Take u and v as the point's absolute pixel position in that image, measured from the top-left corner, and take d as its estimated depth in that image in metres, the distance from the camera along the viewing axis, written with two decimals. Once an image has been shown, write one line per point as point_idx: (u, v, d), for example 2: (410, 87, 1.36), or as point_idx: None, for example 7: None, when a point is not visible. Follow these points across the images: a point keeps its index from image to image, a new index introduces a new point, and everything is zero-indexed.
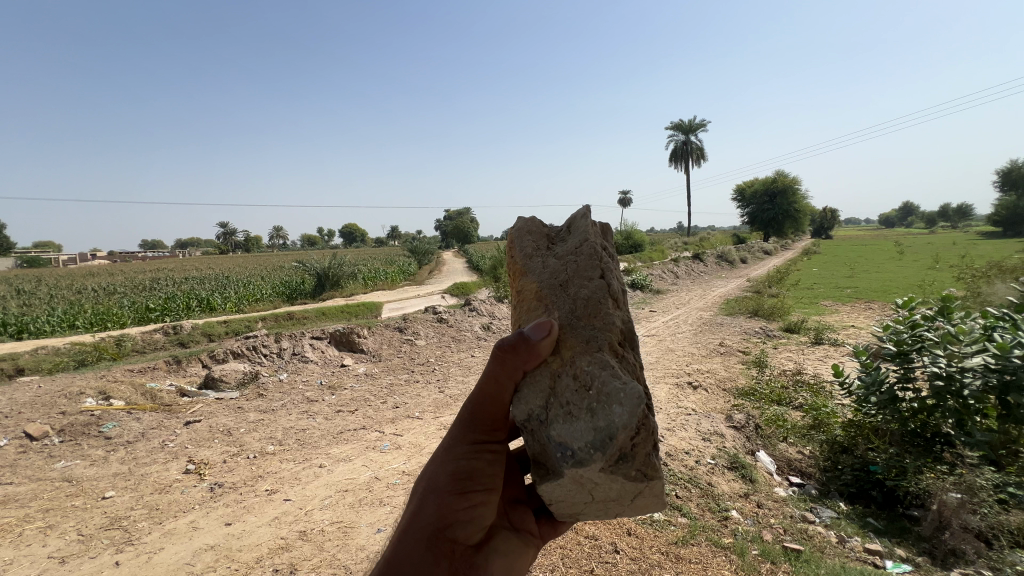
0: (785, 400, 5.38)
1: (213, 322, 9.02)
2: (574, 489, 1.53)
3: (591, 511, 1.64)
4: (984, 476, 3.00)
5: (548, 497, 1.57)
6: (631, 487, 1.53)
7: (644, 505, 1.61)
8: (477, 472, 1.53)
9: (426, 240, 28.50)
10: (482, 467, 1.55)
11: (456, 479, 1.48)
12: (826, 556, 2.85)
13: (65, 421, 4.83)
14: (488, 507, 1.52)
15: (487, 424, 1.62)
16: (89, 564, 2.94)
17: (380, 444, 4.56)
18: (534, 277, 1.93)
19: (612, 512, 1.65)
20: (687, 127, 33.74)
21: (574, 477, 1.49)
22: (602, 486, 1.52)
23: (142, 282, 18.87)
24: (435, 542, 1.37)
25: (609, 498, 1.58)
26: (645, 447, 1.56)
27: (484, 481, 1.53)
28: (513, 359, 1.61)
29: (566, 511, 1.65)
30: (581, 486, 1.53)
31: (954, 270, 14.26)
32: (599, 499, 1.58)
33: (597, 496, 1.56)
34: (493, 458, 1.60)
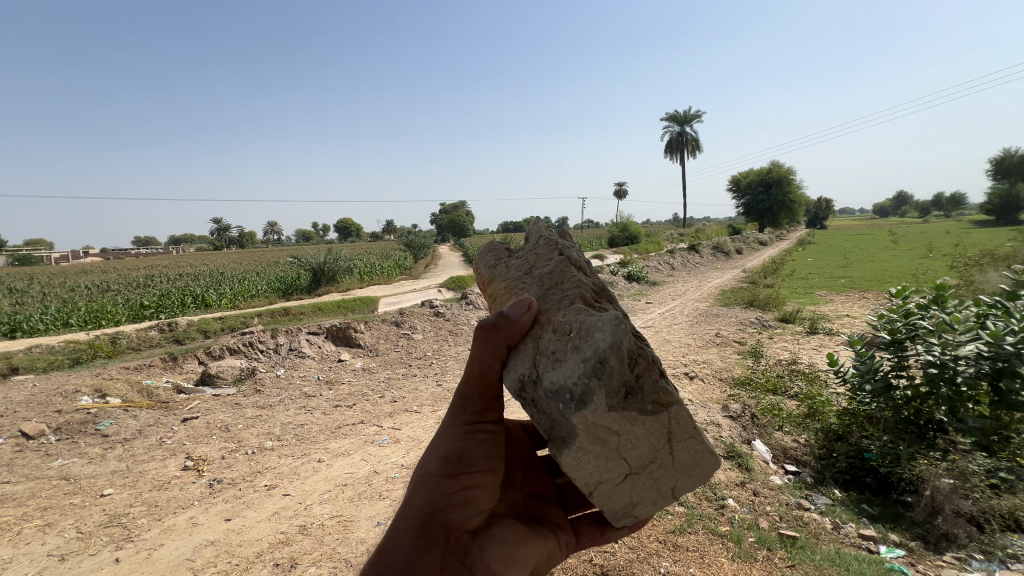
0: (780, 389, 5.43)
1: (208, 319, 8.98)
2: (593, 442, 1.49)
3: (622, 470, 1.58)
4: (976, 463, 3.10)
5: (580, 475, 1.53)
6: (649, 419, 1.52)
7: (681, 450, 1.58)
8: (470, 453, 1.50)
9: (421, 234, 28.41)
10: (474, 448, 1.52)
11: (447, 461, 1.46)
12: (822, 543, 2.89)
13: (61, 419, 4.81)
14: (484, 492, 1.47)
15: (478, 405, 1.61)
16: (89, 561, 2.94)
17: (378, 438, 4.57)
18: (502, 281, 2.02)
19: (645, 465, 1.60)
20: (682, 118, 33.66)
21: (586, 422, 1.45)
22: (626, 433, 1.50)
23: (135, 279, 18.72)
24: (427, 527, 1.33)
25: (644, 456, 1.55)
26: (650, 375, 1.55)
27: (477, 463, 1.50)
28: (495, 336, 1.63)
29: (599, 482, 1.57)
30: (605, 442, 1.50)
31: (947, 258, 14.37)
32: (625, 450, 1.54)
33: (621, 445, 1.53)
34: (487, 439, 1.57)
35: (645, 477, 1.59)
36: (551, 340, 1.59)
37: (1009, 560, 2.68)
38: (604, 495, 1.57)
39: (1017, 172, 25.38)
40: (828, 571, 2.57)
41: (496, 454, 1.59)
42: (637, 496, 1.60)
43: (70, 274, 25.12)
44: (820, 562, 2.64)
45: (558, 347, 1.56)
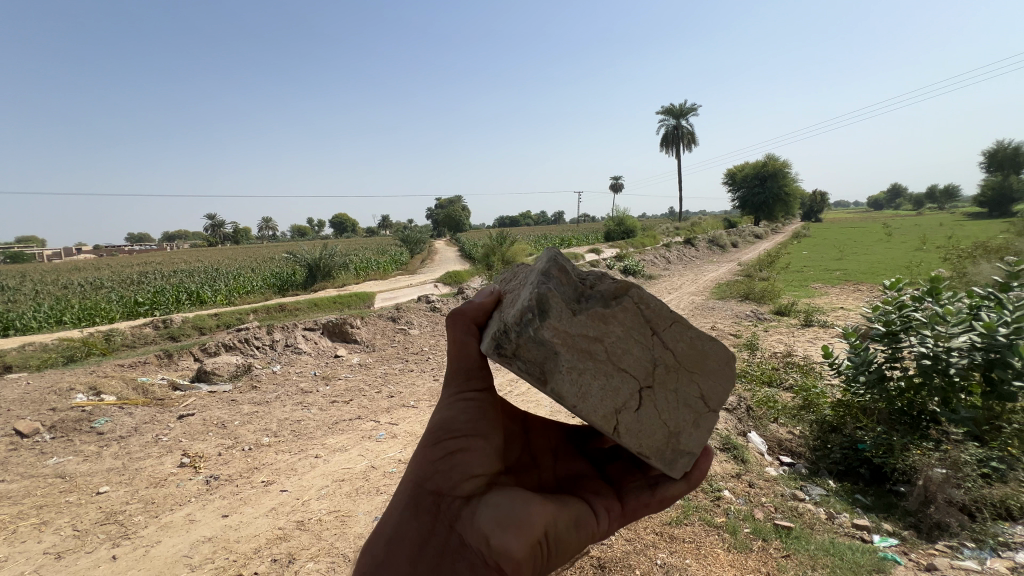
0: (775, 381, 5.47)
1: (203, 315, 8.93)
2: (577, 352, 1.53)
3: (625, 382, 1.58)
4: (968, 452, 3.14)
5: (591, 403, 1.52)
6: (617, 313, 1.62)
7: (667, 338, 1.66)
8: (453, 421, 1.46)
9: (418, 229, 28.31)
10: (457, 414, 1.49)
11: (430, 433, 1.45)
12: (816, 533, 2.91)
13: (55, 417, 4.78)
14: (474, 455, 1.40)
15: (461, 373, 1.60)
16: (86, 559, 2.94)
17: (375, 433, 4.58)
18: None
19: (643, 368, 1.62)
20: (678, 112, 33.62)
21: (560, 332, 1.52)
22: (607, 337, 1.59)
23: (128, 276, 18.58)
24: (416, 499, 1.33)
25: (637, 358, 1.61)
26: (600, 282, 1.69)
27: (462, 429, 1.45)
28: (463, 319, 1.66)
29: (611, 406, 1.54)
30: (593, 353, 1.56)
31: (940, 251, 14.46)
32: (613, 358, 1.58)
33: (607, 351, 1.58)
34: (473, 404, 1.53)
35: (653, 385, 1.62)
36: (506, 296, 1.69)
37: (1000, 548, 2.73)
38: (624, 421, 1.54)
39: (1009, 165, 25.56)
40: (823, 561, 2.60)
41: (492, 421, 1.52)
42: (656, 409, 1.60)
43: (63, 271, 24.91)
44: (815, 552, 2.67)
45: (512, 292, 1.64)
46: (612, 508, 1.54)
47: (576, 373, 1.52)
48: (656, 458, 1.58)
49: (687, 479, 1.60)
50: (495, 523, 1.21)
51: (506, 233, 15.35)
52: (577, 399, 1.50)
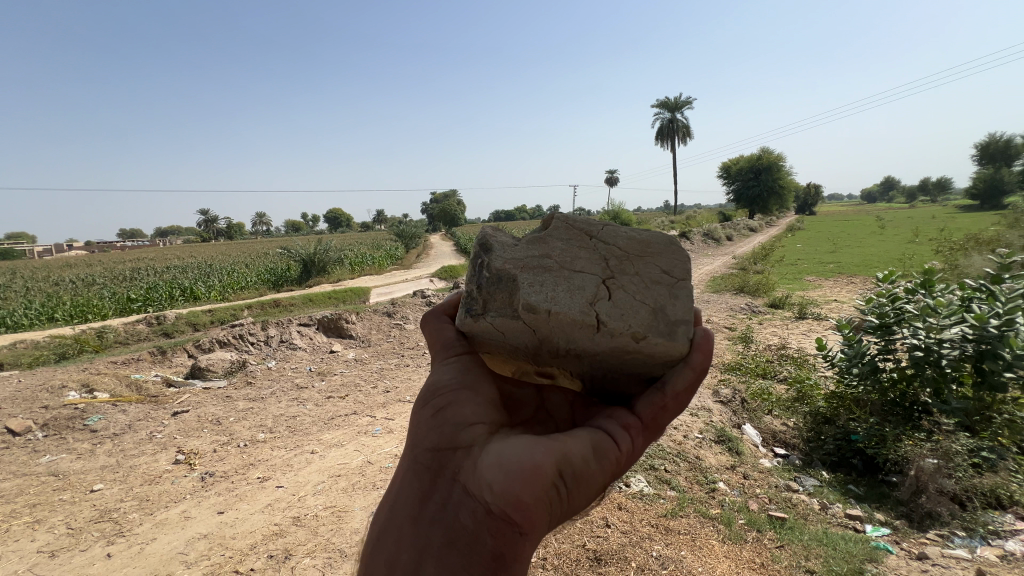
0: (770, 373, 5.50)
1: (197, 311, 8.87)
2: (530, 271, 1.63)
3: (586, 278, 1.60)
4: (959, 443, 3.18)
5: (561, 304, 1.53)
6: (550, 233, 1.73)
7: (608, 236, 1.71)
8: (439, 382, 1.49)
9: (413, 224, 28.19)
10: (443, 375, 1.52)
11: (422, 399, 1.49)
12: (809, 523, 2.95)
13: (48, 415, 4.75)
14: (464, 406, 1.41)
15: (443, 343, 1.66)
16: (79, 557, 2.92)
17: (372, 429, 4.57)
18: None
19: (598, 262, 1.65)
20: (672, 105, 33.57)
21: (508, 262, 1.65)
22: (552, 252, 1.67)
23: (120, 272, 18.40)
24: (417, 462, 1.37)
25: (589, 259, 1.65)
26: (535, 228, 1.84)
27: (449, 386, 1.47)
28: (434, 313, 1.80)
29: (583, 301, 1.55)
30: (544, 268, 1.64)
31: (933, 243, 14.55)
32: (566, 266, 1.64)
33: (558, 261, 1.65)
34: (458, 364, 1.56)
35: (614, 275, 1.62)
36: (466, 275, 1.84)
37: (990, 536, 2.78)
38: (598, 312, 1.52)
39: (1001, 157, 25.72)
40: (816, 551, 2.62)
41: (479, 375, 1.55)
42: (627, 294, 1.58)
43: (54, 267, 24.63)
44: (808, 542, 2.70)
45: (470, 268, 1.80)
46: (630, 422, 1.51)
47: (536, 287, 1.58)
48: (652, 335, 1.52)
49: (690, 366, 1.53)
50: (491, 469, 1.20)
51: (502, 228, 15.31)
52: (548, 305, 1.53)
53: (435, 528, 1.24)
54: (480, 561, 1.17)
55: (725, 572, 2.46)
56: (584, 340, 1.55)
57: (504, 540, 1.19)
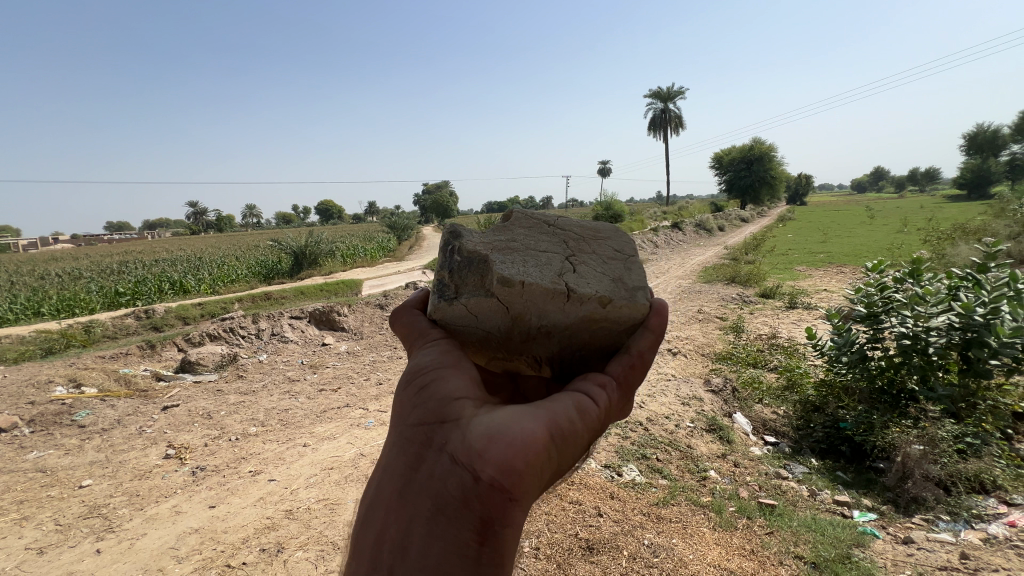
0: (760, 362, 5.55)
1: (186, 305, 8.76)
2: (498, 250, 1.67)
3: (551, 256, 1.69)
4: (944, 429, 3.24)
5: (533, 276, 1.58)
6: (513, 223, 1.84)
7: (563, 224, 1.87)
8: (421, 363, 1.48)
9: (405, 216, 27.99)
10: (424, 357, 1.49)
11: (404, 382, 1.47)
12: (798, 510, 2.99)
13: (35, 411, 4.68)
14: (447, 381, 1.39)
15: (418, 332, 1.64)
16: (69, 553, 2.90)
17: (364, 421, 4.56)
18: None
19: (560, 245, 1.76)
20: (664, 95, 33.45)
21: (477, 245, 1.69)
22: (516, 238, 1.76)
23: (108, 265, 18.11)
24: (403, 438, 1.35)
25: (551, 241, 1.77)
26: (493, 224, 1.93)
27: (431, 365, 1.45)
28: (403, 307, 1.78)
29: (552, 274, 1.62)
30: (512, 249, 1.70)
31: (921, 233, 14.71)
32: (531, 247, 1.73)
33: (523, 245, 1.73)
34: (438, 346, 1.54)
35: (576, 252, 1.75)
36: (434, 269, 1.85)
37: (974, 520, 2.85)
38: (566, 281, 1.60)
39: (988, 148, 26.01)
40: (805, 537, 2.66)
41: (459, 355, 1.53)
42: (590, 267, 1.70)
43: (40, 261, 24.21)
44: (797, 528, 2.73)
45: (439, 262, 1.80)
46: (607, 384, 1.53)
47: (508, 263, 1.62)
48: (616, 299, 1.62)
49: (649, 328, 1.67)
50: (482, 438, 1.16)
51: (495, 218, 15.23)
52: (522, 276, 1.56)
53: (422, 498, 1.20)
54: (470, 528, 1.14)
55: (715, 558, 2.49)
56: (556, 313, 1.61)
57: (493, 505, 1.13)
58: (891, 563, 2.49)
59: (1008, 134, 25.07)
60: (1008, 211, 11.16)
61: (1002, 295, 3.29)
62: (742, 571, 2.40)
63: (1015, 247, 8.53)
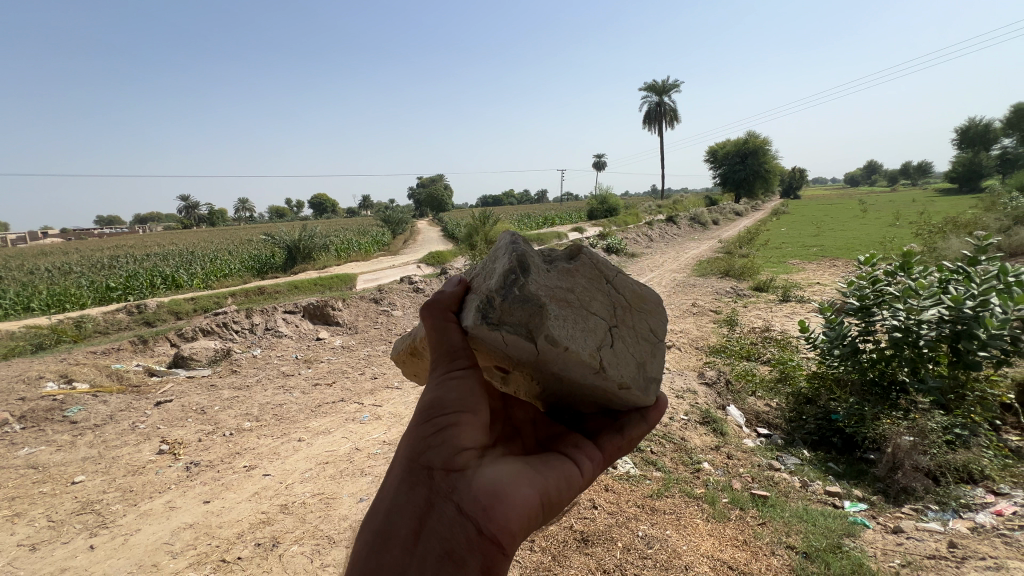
0: (754, 355, 5.59)
1: (179, 299, 8.69)
2: (555, 302, 1.58)
3: (597, 325, 1.66)
4: (934, 420, 3.27)
5: (579, 343, 1.54)
6: (578, 268, 1.76)
7: (616, 288, 1.82)
8: (444, 397, 1.39)
9: (400, 210, 27.84)
10: (449, 392, 1.41)
11: (422, 411, 1.38)
12: (790, 500, 3.02)
13: (25, 407, 4.64)
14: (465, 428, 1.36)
15: (444, 354, 1.50)
16: (62, 549, 2.89)
17: (359, 415, 4.55)
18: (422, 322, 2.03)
19: (609, 313, 1.74)
20: (659, 89, 33.39)
21: (539, 287, 1.57)
22: (575, 290, 1.69)
23: (99, 260, 17.90)
24: (413, 472, 1.28)
25: (601, 304, 1.73)
26: (553, 252, 1.81)
27: (455, 404, 1.39)
28: (435, 309, 1.59)
29: (593, 345, 1.60)
30: (569, 301, 1.64)
31: (912, 227, 14.83)
32: (584, 308, 1.67)
33: (579, 302, 1.67)
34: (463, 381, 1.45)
35: (618, 324, 1.75)
36: (480, 277, 1.69)
37: (962, 510, 2.89)
38: (604, 358, 1.61)
39: (980, 141, 26.22)
40: (797, 528, 2.69)
41: (480, 395, 1.47)
42: (624, 346, 1.72)
43: (30, 256, 23.87)
44: (789, 519, 2.76)
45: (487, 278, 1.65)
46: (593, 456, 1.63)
47: (561, 320, 1.54)
48: (634, 388, 1.69)
49: (644, 418, 1.80)
50: (489, 494, 1.23)
51: (489, 212, 15.18)
52: (569, 341, 1.50)
53: (431, 542, 1.18)
54: None
55: (708, 549, 2.51)
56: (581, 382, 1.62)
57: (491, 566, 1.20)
58: (880, 552, 2.53)
59: (999, 128, 25.28)
60: (998, 205, 11.30)
61: (991, 288, 3.35)
62: (735, 562, 2.43)
63: (1004, 241, 8.63)
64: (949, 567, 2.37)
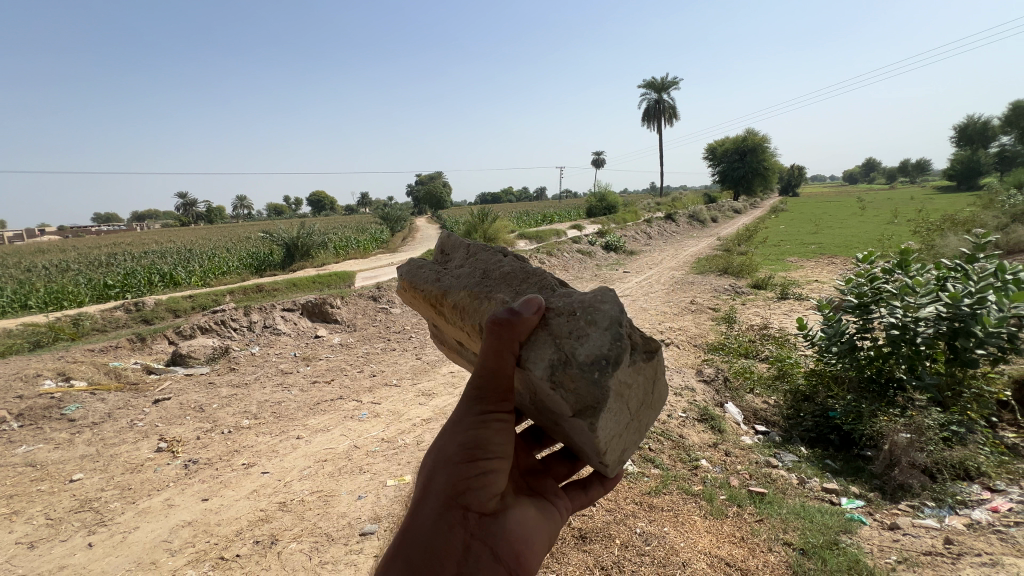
0: (752, 352, 5.60)
1: (177, 297, 8.67)
2: (618, 399, 1.54)
3: (630, 423, 1.68)
4: (930, 417, 3.30)
5: (612, 438, 1.56)
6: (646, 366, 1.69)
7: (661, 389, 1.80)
8: (489, 443, 1.37)
9: (399, 207, 27.81)
10: (494, 437, 1.38)
11: (467, 450, 1.34)
12: (788, 497, 3.04)
13: (23, 405, 4.63)
14: (500, 475, 1.38)
15: (497, 393, 1.42)
16: (60, 547, 2.89)
17: (358, 413, 4.55)
18: (458, 286, 1.88)
19: (642, 414, 1.75)
20: (658, 86, 33.32)
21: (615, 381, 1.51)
22: (637, 386, 1.64)
23: (98, 257, 17.87)
24: (450, 509, 1.27)
25: (642, 401, 1.71)
26: (636, 331, 1.70)
27: (498, 450, 1.38)
28: (507, 334, 1.44)
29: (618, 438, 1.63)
30: (626, 399, 1.60)
31: (911, 225, 14.85)
32: (634, 406, 1.65)
33: (632, 403, 1.64)
34: (505, 427, 1.41)
35: (642, 421, 1.77)
36: (560, 324, 1.59)
37: (958, 507, 2.91)
38: (617, 445, 1.65)
39: (978, 139, 26.24)
40: (794, 524, 2.70)
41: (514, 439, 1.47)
42: (633, 441, 1.77)
43: (28, 253, 23.85)
44: (786, 516, 2.78)
45: (567, 334, 1.57)
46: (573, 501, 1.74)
47: (612, 414, 1.53)
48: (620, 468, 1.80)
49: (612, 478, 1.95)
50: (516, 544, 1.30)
51: (488, 209, 15.16)
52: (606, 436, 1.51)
53: None
54: None
55: (705, 545, 2.52)
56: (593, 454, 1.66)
57: None
58: (877, 548, 2.54)
59: (998, 126, 25.28)
60: (995, 203, 11.34)
61: (988, 285, 3.36)
62: (732, 558, 2.43)
63: (1002, 238, 8.65)
64: (945, 563, 2.39)
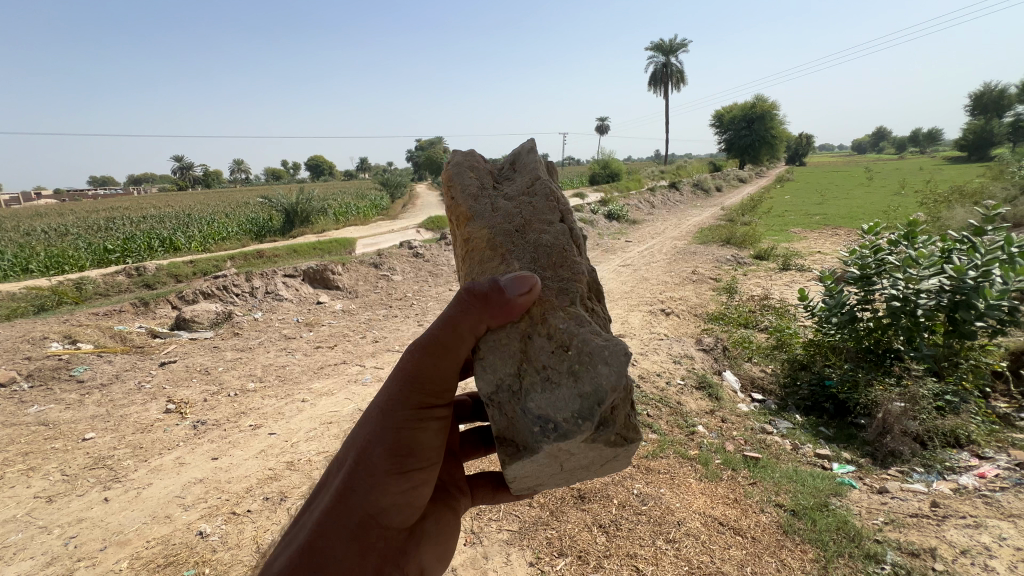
0: (752, 323, 5.63)
1: (176, 262, 8.64)
2: (547, 463, 1.49)
3: (556, 481, 1.65)
4: (925, 387, 3.38)
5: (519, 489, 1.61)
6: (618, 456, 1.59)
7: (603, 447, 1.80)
8: (417, 443, 1.45)
9: (399, 173, 26.52)
10: (425, 437, 1.47)
11: (392, 453, 1.40)
12: (781, 462, 3.13)
13: (31, 366, 4.71)
14: (428, 487, 1.48)
15: (435, 383, 1.47)
16: (78, 502, 3.00)
17: (361, 377, 4.63)
18: (485, 219, 1.80)
19: (579, 476, 1.67)
20: (668, 48, 31.94)
21: (553, 451, 1.42)
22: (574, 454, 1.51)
23: (92, 222, 17.52)
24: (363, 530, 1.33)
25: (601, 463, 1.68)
26: (620, 412, 1.56)
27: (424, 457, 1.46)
28: (479, 309, 1.47)
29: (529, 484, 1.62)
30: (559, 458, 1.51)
31: (918, 195, 14.65)
32: (569, 468, 1.58)
33: (567, 466, 1.56)
34: (438, 425, 1.51)
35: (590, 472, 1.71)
36: (556, 360, 1.51)
37: (946, 472, 3.01)
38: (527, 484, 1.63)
39: (994, 107, 25.54)
40: (786, 487, 2.79)
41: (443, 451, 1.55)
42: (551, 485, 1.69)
43: (23, 216, 23.68)
44: (779, 479, 2.86)
45: (551, 369, 1.50)
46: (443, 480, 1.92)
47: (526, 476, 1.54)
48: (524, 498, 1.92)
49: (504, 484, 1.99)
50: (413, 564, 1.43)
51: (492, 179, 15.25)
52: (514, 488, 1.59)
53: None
54: None
55: (700, 505, 2.62)
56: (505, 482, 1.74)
57: None
58: (865, 511, 2.63)
59: (1015, 95, 24.58)
60: (1006, 175, 11.18)
61: (994, 259, 3.38)
62: (726, 518, 2.53)
63: (1009, 212, 8.61)
64: (930, 525, 2.48)
